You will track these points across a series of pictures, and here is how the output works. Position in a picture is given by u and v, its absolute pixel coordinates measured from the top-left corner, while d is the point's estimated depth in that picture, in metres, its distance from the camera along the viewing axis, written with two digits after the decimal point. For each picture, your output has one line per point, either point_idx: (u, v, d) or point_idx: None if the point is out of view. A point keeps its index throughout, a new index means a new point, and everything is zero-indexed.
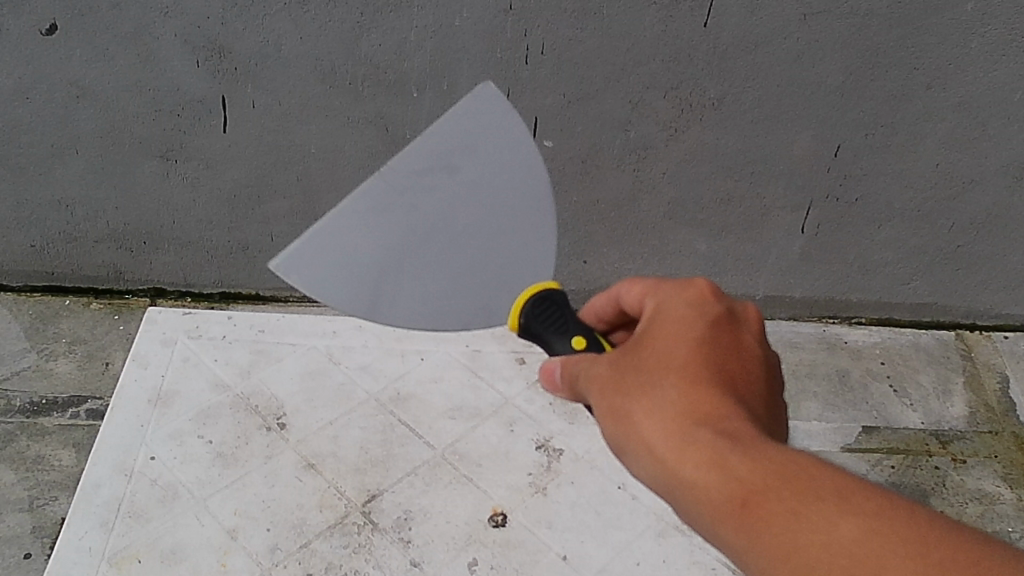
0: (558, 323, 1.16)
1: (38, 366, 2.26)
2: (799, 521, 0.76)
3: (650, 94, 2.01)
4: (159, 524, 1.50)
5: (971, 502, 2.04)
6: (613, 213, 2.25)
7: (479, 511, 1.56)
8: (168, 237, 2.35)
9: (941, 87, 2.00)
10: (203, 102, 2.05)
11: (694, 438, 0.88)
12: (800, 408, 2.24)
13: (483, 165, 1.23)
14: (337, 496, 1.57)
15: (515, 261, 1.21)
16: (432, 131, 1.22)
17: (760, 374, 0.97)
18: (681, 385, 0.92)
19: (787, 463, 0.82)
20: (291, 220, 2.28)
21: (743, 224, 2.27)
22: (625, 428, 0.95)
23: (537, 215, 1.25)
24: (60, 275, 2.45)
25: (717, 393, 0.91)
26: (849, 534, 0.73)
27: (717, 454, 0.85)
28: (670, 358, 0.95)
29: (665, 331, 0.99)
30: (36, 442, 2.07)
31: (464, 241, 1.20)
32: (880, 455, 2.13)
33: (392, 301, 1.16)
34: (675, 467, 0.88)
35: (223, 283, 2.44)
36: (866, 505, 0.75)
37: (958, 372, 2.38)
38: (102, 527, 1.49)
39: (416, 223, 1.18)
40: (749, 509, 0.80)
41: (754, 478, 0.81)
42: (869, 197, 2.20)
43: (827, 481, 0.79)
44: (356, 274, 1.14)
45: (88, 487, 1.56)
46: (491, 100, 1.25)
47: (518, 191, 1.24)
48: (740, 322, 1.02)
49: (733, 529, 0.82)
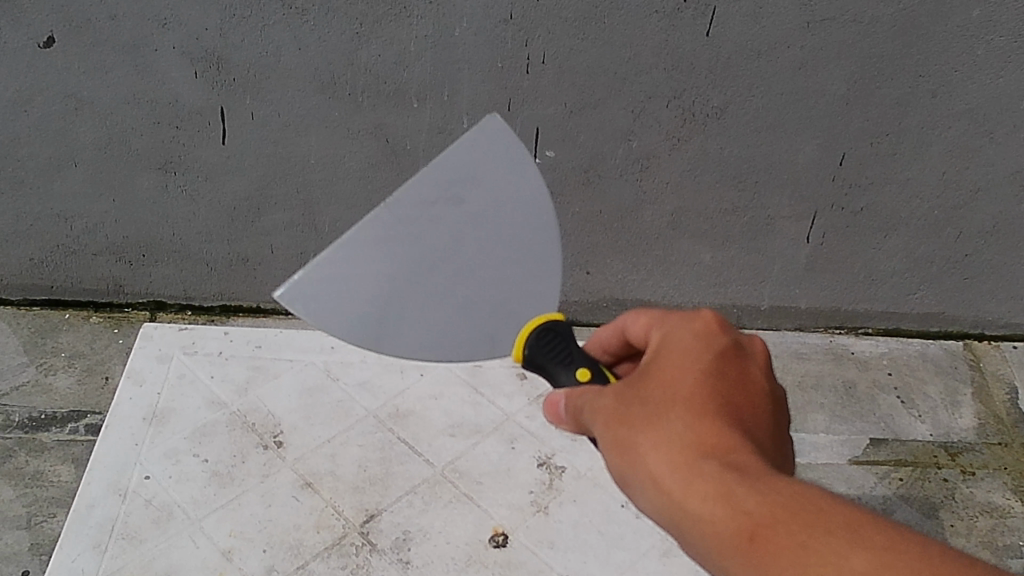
0: (562, 354, 1.11)
1: (38, 381, 2.24)
2: (810, 556, 0.74)
3: (653, 104, 1.99)
4: (153, 545, 1.47)
5: (982, 515, 2.01)
6: (616, 224, 2.22)
7: (479, 531, 1.52)
8: (167, 250, 2.33)
9: (947, 95, 1.97)
10: (202, 114, 2.03)
11: (699, 470, 0.84)
12: (807, 420, 2.21)
13: (491, 196, 1.20)
14: (335, 516, 1.53)
15: (520, 295, 1.17)
16: (441, 160, 1.18)
17: (767, 404, 0.94)
18: (688, 417, 0.88)
19: (797, 497, 0.79)
20: (291, 232, 2.26)
21: (748, 234, 2.24)
22: (626, 459, 0.91)
23: (542, 248, 1.21)
24: (59, 289, 2.43)
25: (725, 425, 0.88)
26: (860, 571, 0.71)
27: (724, 487, 0.82)
28: (676, 389, 0.92)
29: (671, 360, 0.96)
30: (35, 458, 2.05)
31: (470, 274, 1.16)
32: (888, 468, 2.10)
33: (399, 333, 1.12)
34: (679, 499, 0.85)
35: (223, 296, 2.42)
36: (876, 541, 0.73)
37: (967, 383, 2.35)
38: (95, 549, 1.46)
39: (423, 255, 1.15)
40: (756, 544, 0.78)
41: (763, 512, 0.79)
42: (875, 206, 2.17)
43: (837, 516, 0.77)
44: (362, 307, 1.11)
45: (81, 508, 1.53)
46: (502, 131, 1.22)
47: (525, 224, 1.21)
48: (748, 352, 0.98)
49: (740, 564, 0.80)
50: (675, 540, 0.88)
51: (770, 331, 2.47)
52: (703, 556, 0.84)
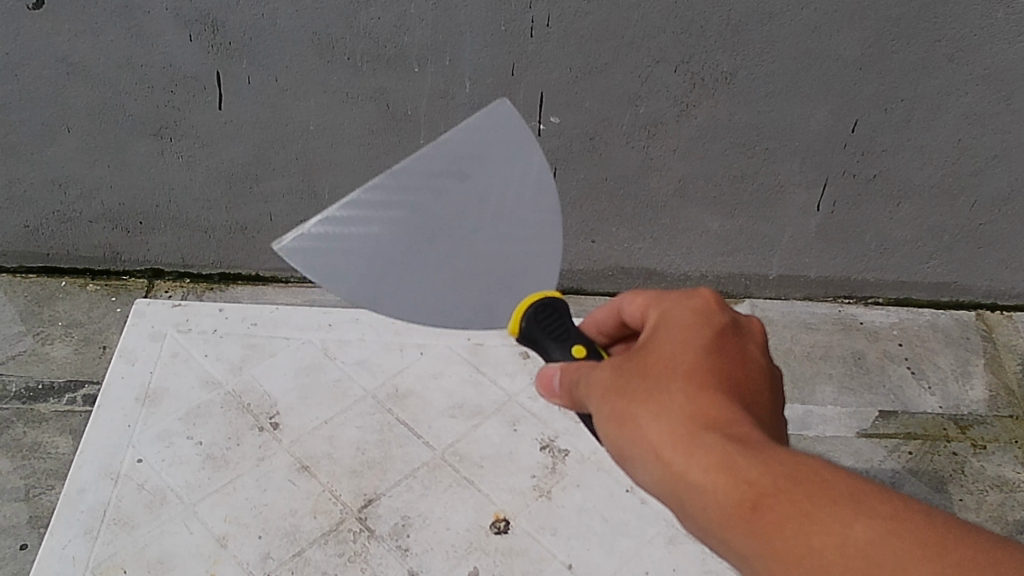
0: (558, 329, 1.08)
1: (34, 350, 2.21)
2: (813, 524, 0.72)
3: (661, 69, 1.93)
4: (146, 531, 1.43)
5: (992, 490, 1.98)
6: (622, 191, 2.17)
7: (480, 517, 1.48)
8: (164, 217, 2.28)
9: (965, 60, 1.91)
10: (197, 78, 1.98)
11: (701, 440, 0.82)
12: (815, 392, 2.18)
13: (493, 174, 1.20)
14: (332, 501, 1.50)
15: (521, 268, 1.14)
16: (446, 137, 1.20)
17: (766, 383, 0.91)
18: (688, 388, 0.86)
19: (799, 466, 0.77)
20: (291, 199, 2.21)
21: (757, 202, 2.19)
22: (625, 432, 0.88)
23: (546, 225, 1.19)
24: (56, 256, 2.39)
25: (726, 398, 0.85)
26: (866, 538, 0.70)
27: (726, 457, 0.79)
28: (676, 362, 0.89)
29: (669, 334, 0.93)
30: (32, 429, 2.02)
31: (471, 246, 1.16)
32: (897, 441, 2.06)
33: (393, 295, 1.11)
34: (679, 470, 0.82)
35: (222, 263, 2.38)
36: (880, 508, 0.72)
37: (978, 354, 2.31)
38: (86, 535, 1.42)
39: (423, 224, 1.15)
40: (759, 513, 0.76)
41: (766, 481, 0.76)
42: (888, 173, 2.12)
43: (839, 484, 0.75)
44: (360, 268, 1.11)
45: (71, 493, 1.49)
46: (507, 117, 1.24)
47: (527, 201, 1.20)
48: (746, 331, 0.96)
49: (742, 534, 0.77)
50: (672, 515, 0.85)
51: (779, 300, 2.43)
52: (702, 527, 0.82)
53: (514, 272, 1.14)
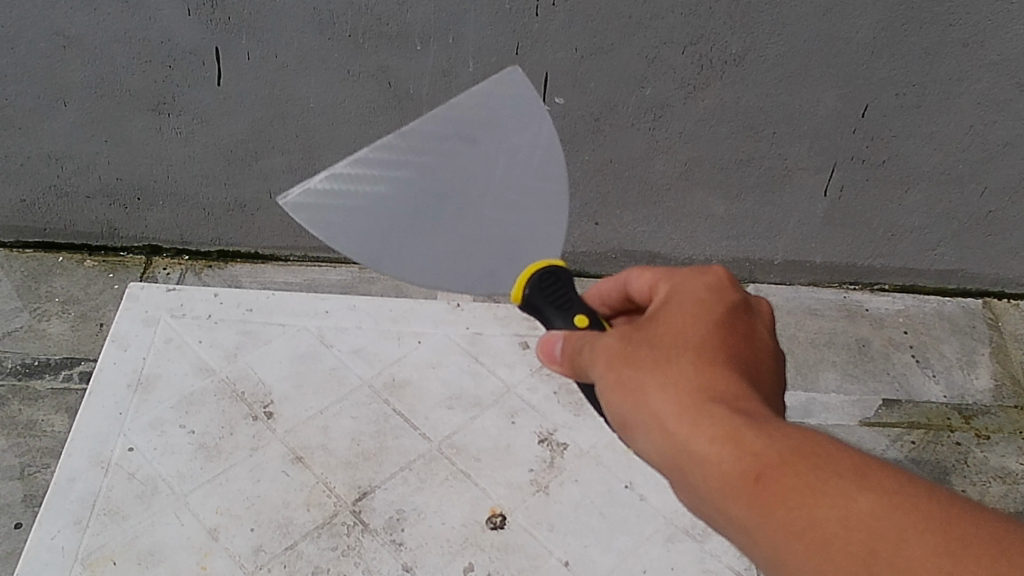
0: (561, 299, 1.08)
1: (31, 327, 2.19)
2: (816, 496, 0.72)
3: (668, 50, 1.90)
4: (137, 522, 1.41)
5: (994, 482, 1.96)
6: (627, 174, 2.14)
7: (476, 512, 1.47)
8: (162, 194, 2.26)
9: (979, 45, 1.87)
10: (196, 54, 1.94)
11: (708, 413, 0.82)
12: (818, 379, 2.15)
13: (503, 135, 1.19)
14: (325, 493, 1.48)
15: (525, 237, 1.15)
16: (457, 100, 1.19)
17: (771, 363, 0.93)
18: (697, 360, 0.87)
19: (804, 441, 0.77)
20: (290, 177, 2.18)
21: (763, 186, 2.16)
22: (630, 400, 0.89)
23: (547, 192, 1.19)
24: (53, 231, 2.37)
25: (735, 373, 0.86)
26: (870, 509, 0.69)
27: (734, 430, 0.80)
28: (686, 334, 0.90)
29: (681, 309, 0.94)
30: (28, 407, 2.00)
31: (475, 205, 1.16)
32: (901, 430, 2.04)
33: (398, 255, 1.11)
34: (686, 441, 0.83)
35: (220, 241, 2.36)
36: (884, 482, 0.71)
37: (984, 343, 2.29)
38: (75, 526, 1.40)
39: (430, 182, 1.15)
40: (761, 483, 0.76)
41: (771, 453, 0.77)
42: (898, 159, 2.09)
43: (844, 458, 0.75)
44: (368, 233, 1.10)
45: (61, 481, 1.47)
46: (518, 84, 1.21)
47: (532, 167, 1.19)
48: (755, 311, 0.97)
49: (745, 506, 0.77)
50: (674, 483, 0.86)
51: (783, 286, 2.40)
52: (706, 499, 0.82)
53: (513, 264, 1.13)
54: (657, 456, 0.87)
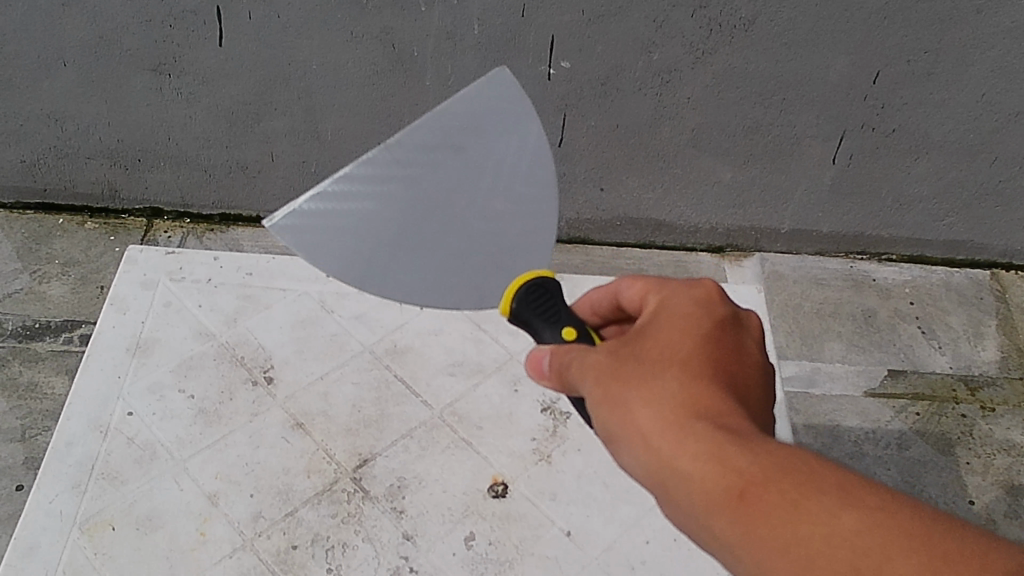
0: (548, 311, 1.00)
1: (31, 289, 2.18)
2: (800, 515, 0.68)
3: (677, 14, 1.86)
4: (134, 487, 1.34)
5: (998, 454, 1.97)
6: (633, 139, 2.11)
7: (478, 481, 1.39)
8: (163, 155, 2.23)
9: (993, 11, 1.83)
10: (196, 14, 1.91)
11: (691, 428, 0.77)
12: (823, 349, 2.14)
13: (489, 142, 1.15)
14: (325, 460, 1.40)
15: (514, 244, 1.09)
16: (442, 109, 1.15)
17: (761, 377, 0.87)
18: (682, 374, 0.80)
19: (791, 458, 0.72)
20: (292, 139, 2.15)
21: (771, 153, 2.13)
22: (614, 413, 0.83)
23: (538, 198, 1.14)
24: (53, 193, 2.35)
25: (722, 389, 0.80)
26: (856, 528, 0.65)
27: (717, 446, 0.74)
28: (671, 349, 0.83)
29: (666, 322, 0.87)
30: (29, 369, 2.00)
31: (463, 216, 1.11)
32: (905, 401, 2.05)
33: (382, 274, 1.07)
34: (667, 458, 0.77)
35: (222, 204, 2.34)
36: (871, 500, 0.67)
37: (991, 314, 2.28)
38: (72, 489, 1.33)
39: (416, 196, 1.11)
40: (746, 503, 0.71)
41: (755, 470, 0.72)
42: (908, 127, 2.05)
43: (829, 476, 0.70)
44: (352, 254, 1.07)
45: (58, 445, 1.38)
46: (505, 86, 1.17)
47: (521, 172, 1.14)
48: (745, 323, 0.90)
49: (726, 525, 0.73)
50: (661, 503, 0.80)
51: (789, 255, 2.37)
52: (688, 518, 0.77)
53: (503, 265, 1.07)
54: (641, 474, 0.81)
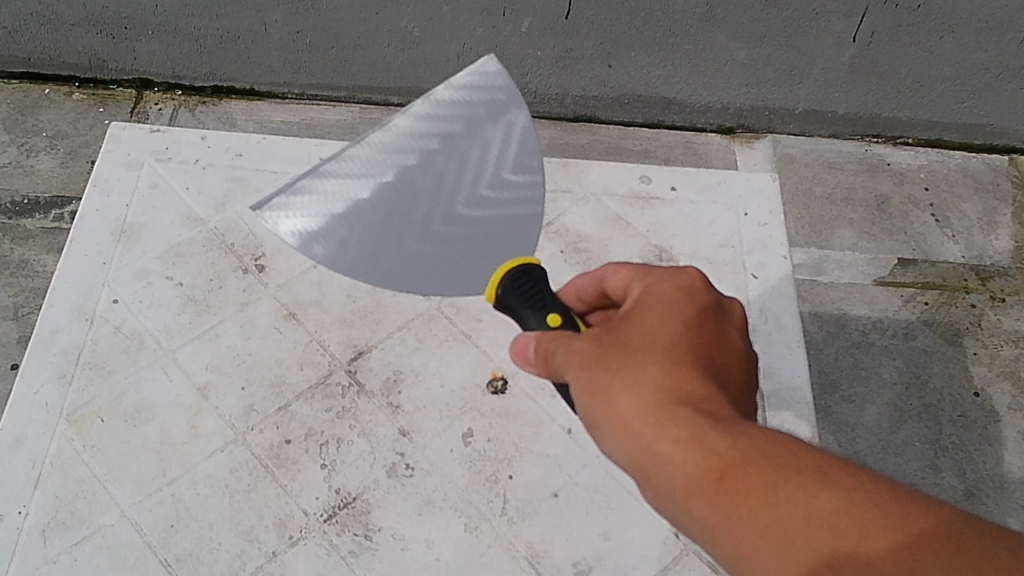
0: (533, 297, 0.99)
1: (19, 163, 2.11)
2: (777, 494, 0.65)
3: None
4: (123, 378, 1.31)
5: (1006, 345, 1.95)
6: (644, 13, 2.01)
7: (476, 375, 1.36)
8: (150, 23, 2.13)
9: None
10: None
11: (671, 414, 0.75)
12: (833, 236, 2.09)
13: (469, 136, 1.13)
14: (319, 351, 1.36)
15: (503, 233, 1.06)
16: (431, 98, 1.13)
17: (744, 367, 0.84)
18: (664, 361, 0.78)
19: (770, 439, 0.70)
20: (286, 8, 2.05)
21: (789, 30, 2.02)
22: (596, 402, 0.80)
23: (515, 189, 1.12)
24: (38, 61, 2.25)
25: (705, 377, 0.78)
26: (831, 508, 0.63)
27: (697, 430, 0.72)
28: (654, 335, 0.81)
29: (650, 309, 0.85)
30: (19, 246, 1.95)
31: (445, 205, 1.08)
32: (914, 290, 2.01)
33: (373, 262, 1.04)
34: (647, 444, 0.75)
35: (214, 76, 2.24)
36: (849, 478, 0.65)
37: (1007, 202, 2.21)
38: (59, 379, 1.30)
39: (399, 183, 1.09)
40: (725, 486, 0.68)
41: (734, 453, 0.69)
42: (934, 3, 1.95)
43: (806, 456, 0.68)
44: (343, 242, 1.04)
45: (44, 334, 1.35)
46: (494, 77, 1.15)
47: (497, 164, 1.12)
48: (729, 316, 0.88)
49: (704, 508, 0.70)
50: (644, 494, 0.78)
51: (802, 137, 2.27)
52: (668, 504, 0.75)
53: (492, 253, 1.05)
54: (620, 461, 0.78)
